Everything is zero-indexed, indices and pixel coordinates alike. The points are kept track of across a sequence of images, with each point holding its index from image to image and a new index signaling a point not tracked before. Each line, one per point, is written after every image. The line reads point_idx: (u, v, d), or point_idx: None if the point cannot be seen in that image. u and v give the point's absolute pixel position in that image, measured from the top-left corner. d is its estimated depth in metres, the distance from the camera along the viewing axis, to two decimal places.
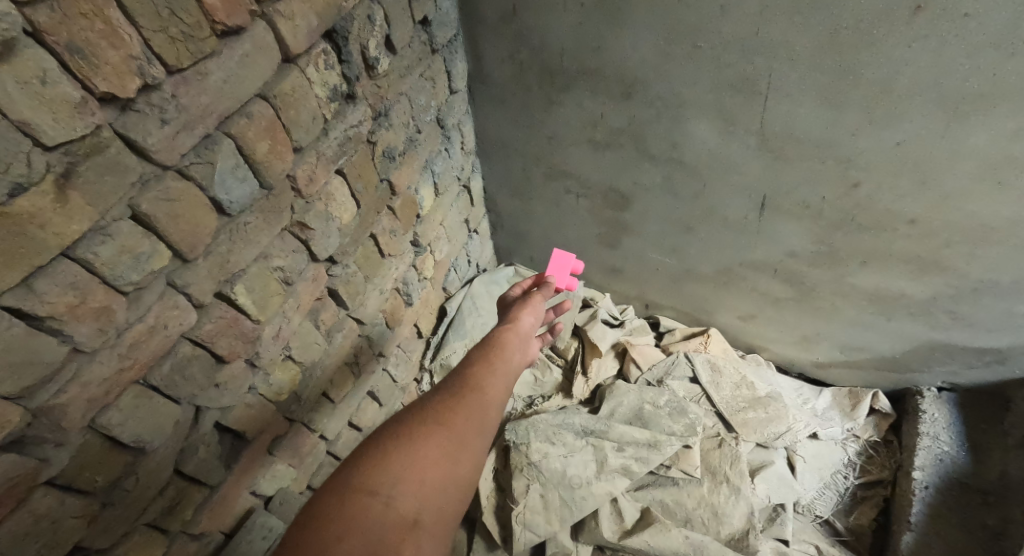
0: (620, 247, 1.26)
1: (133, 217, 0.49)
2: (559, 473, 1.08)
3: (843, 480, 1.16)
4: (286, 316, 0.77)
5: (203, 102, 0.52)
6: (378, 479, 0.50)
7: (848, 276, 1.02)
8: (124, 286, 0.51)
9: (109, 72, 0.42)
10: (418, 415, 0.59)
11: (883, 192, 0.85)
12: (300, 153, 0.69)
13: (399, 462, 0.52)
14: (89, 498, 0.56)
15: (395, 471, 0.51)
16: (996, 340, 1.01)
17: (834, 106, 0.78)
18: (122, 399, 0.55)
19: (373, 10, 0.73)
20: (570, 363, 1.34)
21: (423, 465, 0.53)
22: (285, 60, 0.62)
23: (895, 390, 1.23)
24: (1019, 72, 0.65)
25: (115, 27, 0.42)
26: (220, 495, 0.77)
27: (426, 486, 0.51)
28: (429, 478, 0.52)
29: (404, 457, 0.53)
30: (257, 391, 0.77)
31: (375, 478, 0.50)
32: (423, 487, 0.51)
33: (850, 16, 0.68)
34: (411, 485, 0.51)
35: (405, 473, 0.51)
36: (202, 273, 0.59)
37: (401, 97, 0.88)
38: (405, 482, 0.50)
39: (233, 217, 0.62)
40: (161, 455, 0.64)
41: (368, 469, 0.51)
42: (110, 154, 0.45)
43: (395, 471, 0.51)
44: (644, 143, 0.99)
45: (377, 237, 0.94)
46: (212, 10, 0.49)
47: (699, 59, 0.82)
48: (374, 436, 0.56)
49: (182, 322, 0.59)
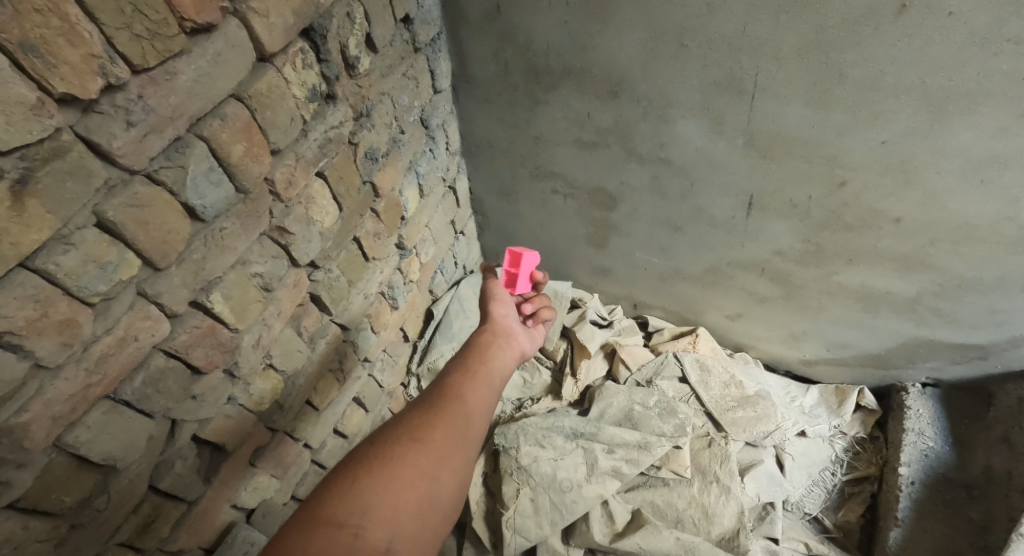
0: (608, 247, 1.25)
1: (99, 224, 0.47)
2: (549, 477, 1.06)
3: (831, 476, 1.16)
4: (266, 323, 0.74)
5: (172, 103, 0.49)
6: (348, 508, 0.48)
7: (834, 275, 1.03)
8: (91, 298, 0.48)
9: (68, 72, 0.40)
10: (392, 434, 0.57)
11: (868, 191, 0.86)
12: (278, 155, 0.67)
13: (369, 489, 0.50)
14: (57, 520, 0.54)
15: (366, 498, 0.49)
16: (979, 337, 1.02)
17: (820, 105, 0.77)
18: (90, 416, 0.53)
19: (353, 7, 0.71)
20: (560, 364, 1.33)
21: (397, 488, 0.51)
22: (260, 59, 0.60)
23: (880, 387, 1.24)
24: (1001, 72, 0.65)
25: (73, 24, 0.39)
26: (200, 510, 0.74)
27: (402, 510, 0.50)
28: (403, 502, 0.50)
29: (377, 482, 0.51)
30: (236, 401, 0.75)
31: (345, 507, 0.48)
32: (398, 512, 0.50)
33: (834, 15, 0.68)
34: (383, 511, 0.49)
35: (377, 499, 0.50)
36: (176, 281, 0.57)
37: (384, 97, 0.86)
38: (376, 509, 0.49)
39: (208, 223, 0.59)
40: (134, 471, 0.61)
41: (337, 499, 0.49)
42: (71, 158, 0.43)
43: (366, 498, 0.49)
44: (631, 144, 0.98)
45: (360, 240, 0.91)
46: (180, 6, 0.47)
47: (685, 57, 0.81)
48: (345, 461, 0.55)
49: (155, 333, 0.57)
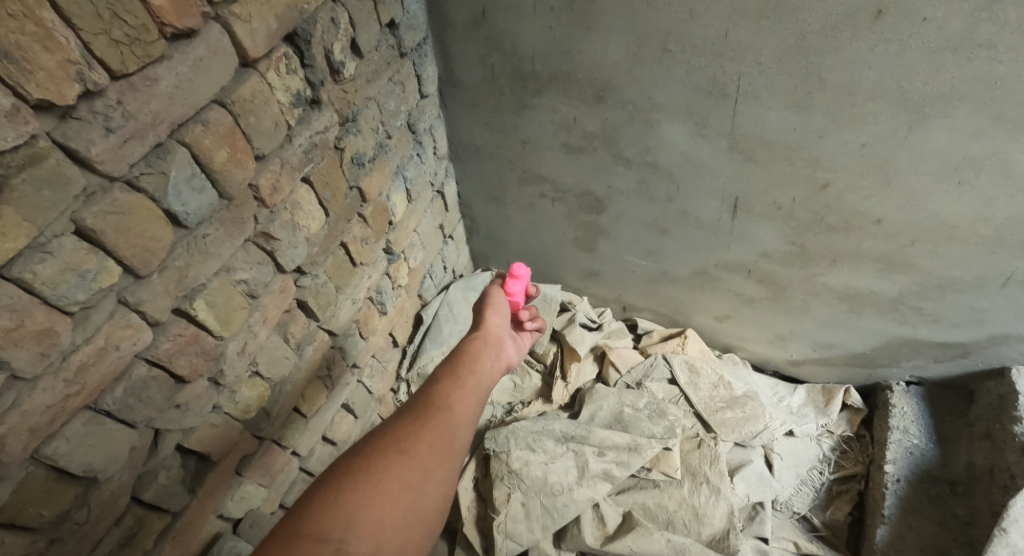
0: (597, 250, 1.25)
1: (77, 232, 0.46)
2: (539, 481, 1.06)
3: (819, 475, 1.17)
4: (252, 331, 0.73)
5: (152, 109, 0.49)
6: (331, 523, 0.48)
7: (819, 276, 1.04)
8: (69, 307, 0.48)
9: (44, 79, 0.39)
10: (376, 445, 0.57)
11: (850, 193, 0.87)
12: (262, 161, 0.66)
13: (353, 502, 0.50)
14: (35, 535, 0.52)
15: (349, 512, 0.49)
16: (959, 335, 1.04)
17: (801, 108, 0.79)
18: (70, 427, 0.52)
19: (337, 12, 0.71)
20: (550, 367, 1.34)
21: (381, 501, 0.51)
22: (242, 64, 0.59)
23: (866, 385, 1.26)
24: (974, 76, 0.67)
25: (49, 30, 0.39)
26: (185, 521, 0.73)
27: (385, 525, 0.50)
28: (387, 516, 0.50)
29: (360, 495, 0.51)
30: (222, 410, 0.74)
31: (328, 521, 0.48)
32: (382, 526, 0.49)
33: (813, 21, 0.69)
34: (367, 525, 0.49)
35: (360, 513, 0.49)
36: (158, 289, 0.56)
37: (370, 102, 0.86)
38: (360, 524, 0.48)
39: (191, 230, 0.59)
40: (114, 482, 0.60)
41: (320, 512, 0.48)
42: (48, 166, 0.42)
43: (349, 513, 0.49)
44: (617, 147, 0.99)
45: (348, 245, 0.91)
46: (161, 12, 0.46)
47: (669, 62, 0.82)
48: (327, 473, 0.54)
49: (137, 341, 0.56)
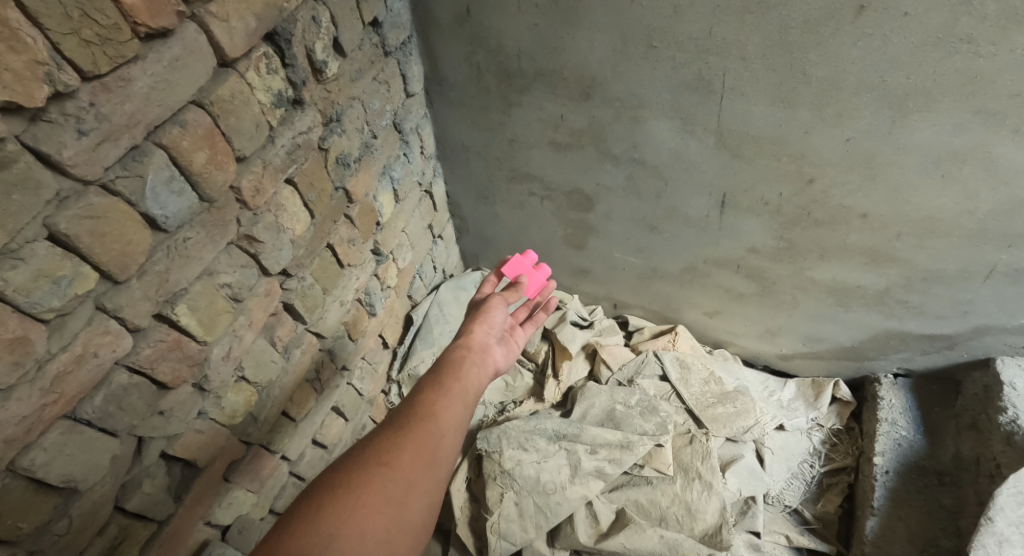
0: (586, 248, 1.25)
1: (51, 237, 0.45)
2: (533, 480, 1.06)
3: (809, 468, 1.18)
4: (236, 335, 0.73)
5: (127, 110, 0.48)
6: (311, 539, 0.47)
7: (806, 270, 1.05)
8: (44, 314, 0.47)
9: (11, 80, 0.38)
10: (358, 459, 0.56)
11: (835, 188, 0.87)
12: (244, 163, 0.65)
13: (334, 518, 0.49)
14: (14, 547, 0.51)
15: (331, 527, 0.48)
16: (945, 327, 1.05)
17: (786, 103, 0.79)
18: (48, 436, 0.50)
19: (318, 11, 0.70)
20: (541, 366, 1.33)
21: (362, 515, 0.50)
22: (221, 64, 0.58)
23: (855, 378, 1.27)
24: (956, 70, 0.67)
25: (15, 29, 0.38)
26: (171, 529, 0.72)
27: (368, 538, 0.49)
28: (370, 529, 0.49)
29: (342, 510, 0.50)
30: (208, 415, 0.73)
31: (308, 538, 0.47)
32: (364, 540, 0.48)
33: (797, 16, 0.69)
34: (349, 541, 0.48)
35: (342, 528, 0.48)
36: (138, 294, 0.55)
37: (355, 102, 0.85)
38: (342, 538, 0.48)
39: (171, 233, 0.58)
40: (95, 491, 0.59)
41: (301, 530, 0.48)
42: (18, 169, 0.41)
43: (331, 528, 0.48)
44: (605, 144, 0.98)
45: (334, 246, 0.90)
46: (133, 10, 0.45)
47: (655, 59, 0.82)
48: (309, 490, 0.53)
49: (116, 348, 0.55)
